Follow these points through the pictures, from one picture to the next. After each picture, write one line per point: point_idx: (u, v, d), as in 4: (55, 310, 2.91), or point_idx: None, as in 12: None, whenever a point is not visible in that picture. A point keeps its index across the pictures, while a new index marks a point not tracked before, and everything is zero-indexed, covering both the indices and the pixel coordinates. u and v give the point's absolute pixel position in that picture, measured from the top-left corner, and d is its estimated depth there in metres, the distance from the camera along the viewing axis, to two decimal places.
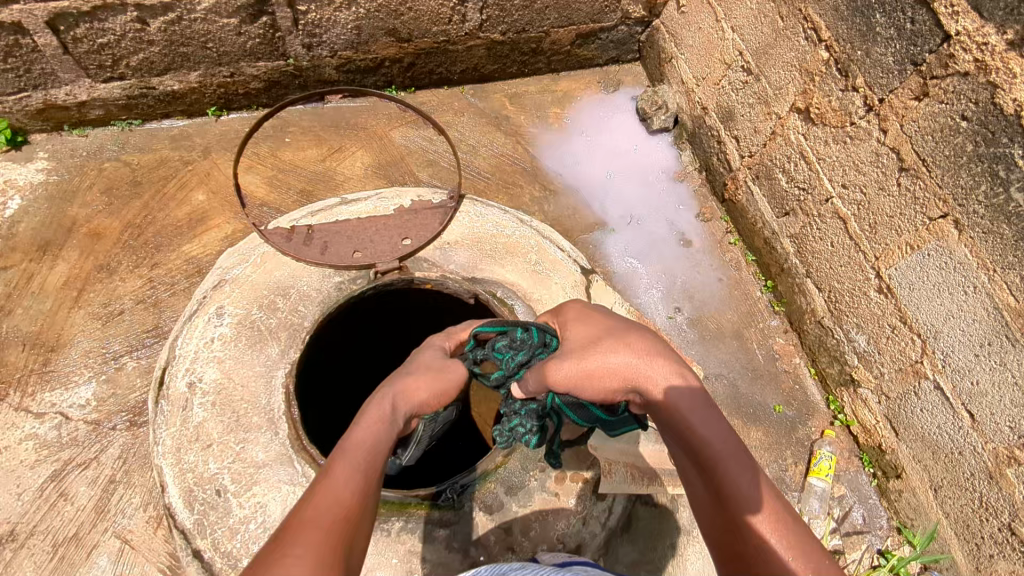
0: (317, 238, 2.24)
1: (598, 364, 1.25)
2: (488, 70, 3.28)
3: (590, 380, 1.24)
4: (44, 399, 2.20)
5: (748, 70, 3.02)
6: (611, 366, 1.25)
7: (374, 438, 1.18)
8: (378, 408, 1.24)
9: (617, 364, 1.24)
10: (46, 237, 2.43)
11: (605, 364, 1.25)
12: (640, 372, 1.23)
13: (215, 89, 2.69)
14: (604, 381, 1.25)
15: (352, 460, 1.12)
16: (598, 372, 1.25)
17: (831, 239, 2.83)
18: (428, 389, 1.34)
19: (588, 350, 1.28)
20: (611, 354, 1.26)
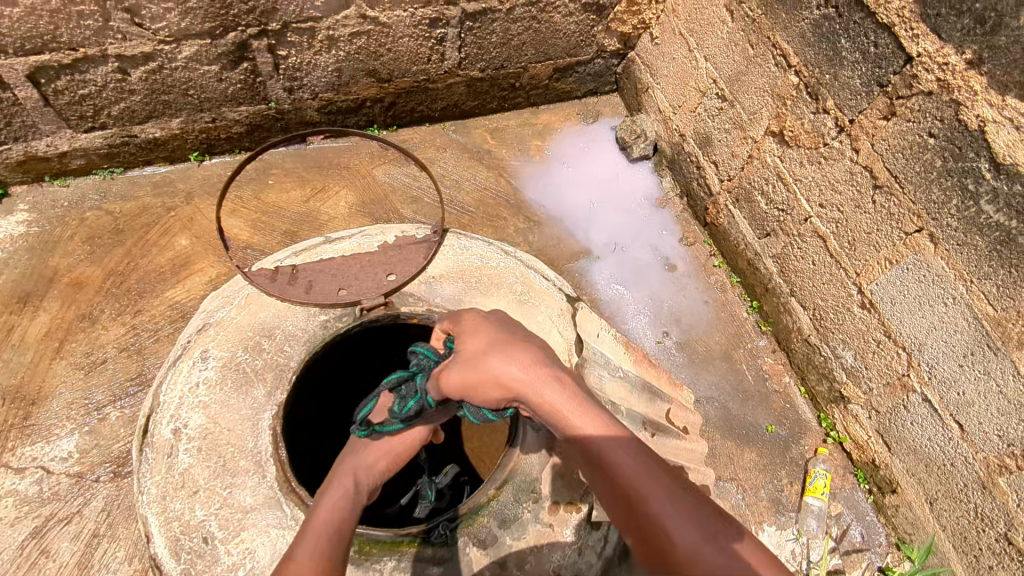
0: (303, 278, 2.23)
1: (487, 379, 1.23)
2: (468, 107, 3.34)
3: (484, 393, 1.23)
4: (25, 453, 2.15)
5: (722, 97, 3.09)
6: (505, 381, 1.23)
7: (335, 510, 1.40)
8: (342, 483, 1.47)
9: (510, 377, 1.23)
10: (26, 289, 2.40)
11: (503, 380, 1.23)
12: (535, 391, 1.23)
13: (197, 135, 2.71)
14: (494, 394, 1.24)
15: (316, 531, 1.34)
16: (492, 386, 1.23)
17: (812, 257, 2.87)
18: (388, 456, 1.54)
19: (477, 363, 1.25)
20: (505, 367, 1.24)
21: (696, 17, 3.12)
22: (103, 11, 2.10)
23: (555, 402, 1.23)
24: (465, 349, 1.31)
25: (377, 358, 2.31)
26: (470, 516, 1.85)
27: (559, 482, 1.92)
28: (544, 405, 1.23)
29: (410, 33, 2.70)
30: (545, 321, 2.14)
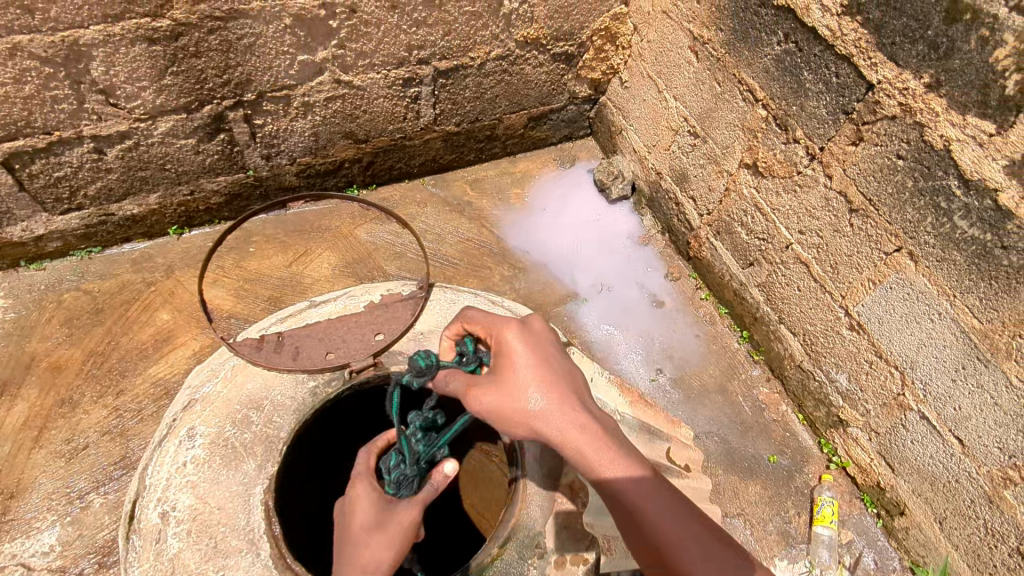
0: (289, 344, 2.19)
1: (515, 414, 1.44)
2: (446, 160, 3.37)
3: (509, 424, 1.45)
4: (3, 552, 2.04)
5: (695, 134, 3.16)
6: (525, 413, 1.44)
7: None
8: None
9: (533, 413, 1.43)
10: (3, 377, 2.34)
11: (521, 412, 1.44)
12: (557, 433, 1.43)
13: (176, 209, 2.71)
14: (519, 430, 1.46)
15: None
16: (517, 421, 1.45)
17: (797, 284, 2.88)
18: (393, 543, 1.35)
19: (507, 392, 1.46)
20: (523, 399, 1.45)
21: (662, 59, 3.21)
22: (76, 94, 2.12)
23: (580, 450, 1.40)
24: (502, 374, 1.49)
25: (372, 420, 2.28)
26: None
27: (565, 534, 1.86)
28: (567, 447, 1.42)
29: (384, 94, 2.74)
30: None
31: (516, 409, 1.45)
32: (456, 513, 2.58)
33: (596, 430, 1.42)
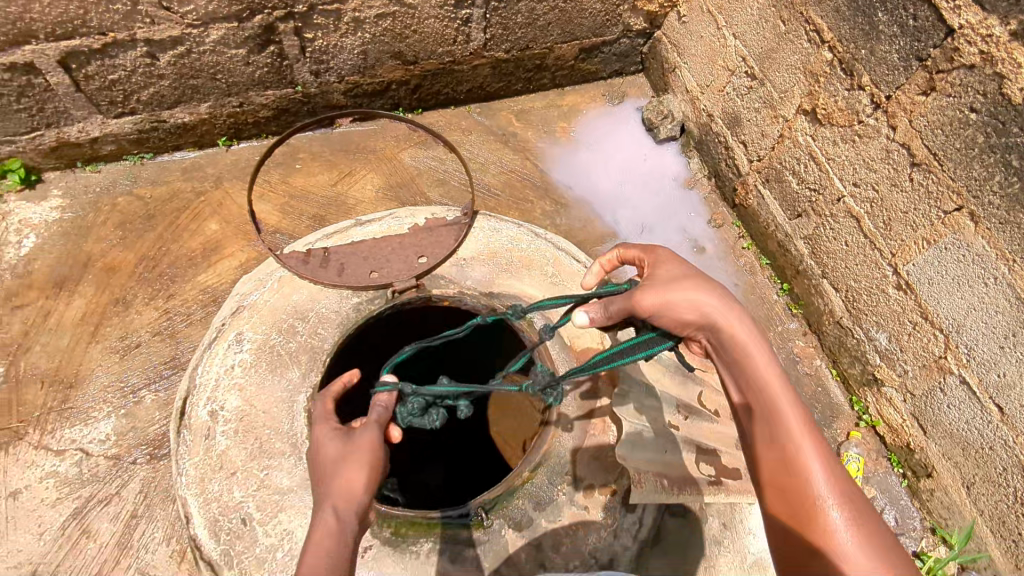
0: (334, 260, 2.22)
1: (683, 306, 1.43)
2: (493, 88, 3.30)
3: (675, 310, 1.44)
4: (64, 435, 2.18)
5: (752, 75, 3.02)
6: (694, 309, 1.43)
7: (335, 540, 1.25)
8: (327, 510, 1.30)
9: (703, 306, 1.43)
10: (62, 273, 2.43)
11: (684, 315, 1.44)
12: (721, 318, 1.42)
13: (225, 120, 2.72)
14: (686, 314, 1.43)
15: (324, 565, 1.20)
16: (684, 306, 1.43)
17: (845, 238, 2.79)
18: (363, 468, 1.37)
19: (675, 285, 1.46)
20: (677, 295, 1.44)
21: None
22: None
23: (741, 340, 1.41)
24: (663, 274, 1.52)
25: (410, 341, 2.32)
26: (505, 498, 1.86)
27: (594, 465, 1.94)
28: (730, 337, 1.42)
29: (435, 14, 2.67)
30: None
31: (676, 309, 1.44)
32: (483, 439, 2.65)
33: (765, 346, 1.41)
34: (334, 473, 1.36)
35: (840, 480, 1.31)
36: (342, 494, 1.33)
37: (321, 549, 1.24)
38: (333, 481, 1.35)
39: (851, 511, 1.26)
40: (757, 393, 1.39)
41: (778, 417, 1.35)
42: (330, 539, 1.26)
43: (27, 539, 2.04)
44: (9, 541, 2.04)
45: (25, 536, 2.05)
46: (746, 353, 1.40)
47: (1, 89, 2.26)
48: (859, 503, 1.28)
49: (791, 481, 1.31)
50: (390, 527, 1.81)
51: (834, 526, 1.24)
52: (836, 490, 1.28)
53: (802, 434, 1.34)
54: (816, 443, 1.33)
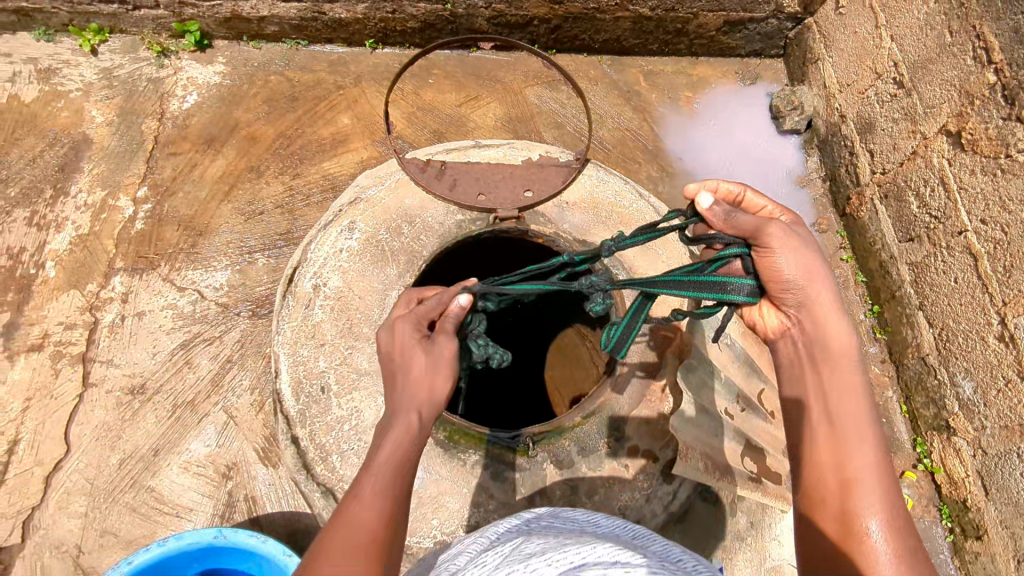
0: (449, 175, 2.30)
1: (806, 274, 1.39)
2: (629, 44, 3.30)
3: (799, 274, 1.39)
4: (187, 276, 2.47)
5: (900, 83, 2.87)
6: (806, 280, 1.38)
7: (398, 457, 1.27)
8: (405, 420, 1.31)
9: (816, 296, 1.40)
10: (212, 133, 2.71)
11: (790, 278, 1.39)
12: (828, 314, 1.40)
13: (376, 23, 2.85)
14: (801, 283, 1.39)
15: (379, 481, 1.23)
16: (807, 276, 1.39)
17: (955, 274, 2.67)
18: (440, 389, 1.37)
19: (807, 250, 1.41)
20: (787, 254, 1.37)
21: None
22: None
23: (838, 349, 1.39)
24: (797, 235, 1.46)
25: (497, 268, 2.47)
26: (553, 436, 1.92)
27: (644, 429, 1.96)
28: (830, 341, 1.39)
29: None
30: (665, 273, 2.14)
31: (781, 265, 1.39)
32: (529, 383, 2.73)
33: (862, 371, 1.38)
34: (418, 380, 1.36)
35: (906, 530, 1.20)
36: (420, 401, 1.34)
37: (388, 460, 1.26)
38: (417, 389, 1.35)
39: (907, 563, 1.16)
40: (837, 412, 1.33)
41: (852, 443, 1.29)
42: (398, 448, 1.28)
43: (143, 355, 2.35)
44: (128, 352, 2.35)
45: (142, 352, 2.35)
46: (842, 368, 1.37)
47: None
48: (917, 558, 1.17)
49: (850, 510, 1.22)
50: (445, 431, 1.90)
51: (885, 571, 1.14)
52: (893, 534, 1.18)
53: (876, 478, 1.25)
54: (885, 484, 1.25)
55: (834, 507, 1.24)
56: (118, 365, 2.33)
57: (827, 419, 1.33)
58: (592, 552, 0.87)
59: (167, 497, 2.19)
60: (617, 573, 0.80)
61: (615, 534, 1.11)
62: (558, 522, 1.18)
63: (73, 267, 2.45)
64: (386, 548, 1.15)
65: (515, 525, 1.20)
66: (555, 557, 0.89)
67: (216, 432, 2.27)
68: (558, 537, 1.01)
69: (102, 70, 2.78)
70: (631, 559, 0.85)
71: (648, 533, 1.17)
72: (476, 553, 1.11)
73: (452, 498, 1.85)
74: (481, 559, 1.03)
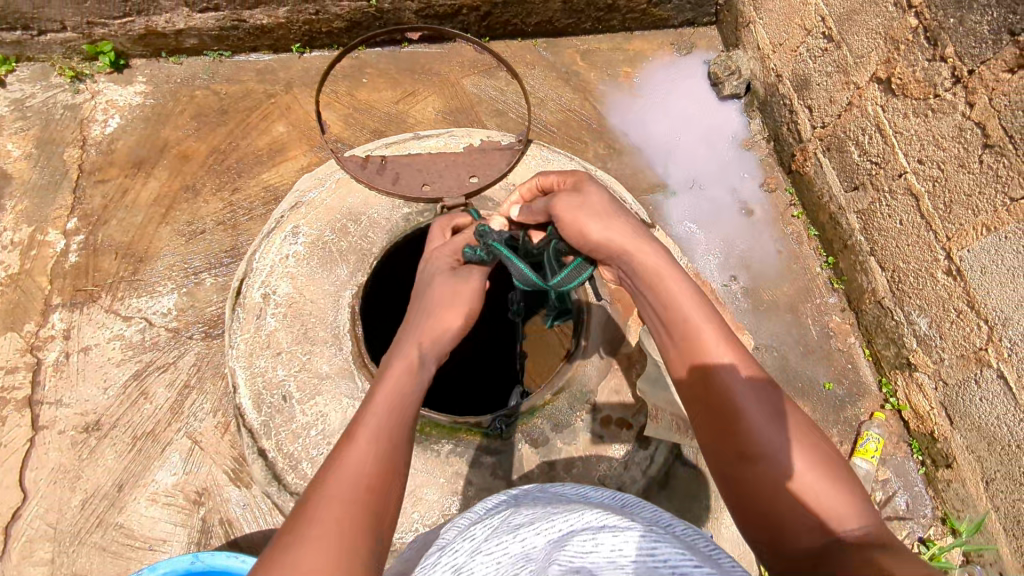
0: (390, 169, 2.26)
1: (591, 233, 1.34)
2: (562, 24, 3.30)
3: (584, 238, 1.37)
4: (131, 304, 2.39)
5: (829, 37, 2.91)
6: (600, 245, 1.35)
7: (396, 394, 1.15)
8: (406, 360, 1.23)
9: (608, 237, 1.33)
10: (141, 156, 2.63)
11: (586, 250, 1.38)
12: (630, 246, 1.31)
13: (301, 26, 2.83)
14: (596, 242, 1.34)
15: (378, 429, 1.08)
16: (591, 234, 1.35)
17: (900, 217, 2.72)
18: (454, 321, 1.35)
19: (581, 215, 1.37)
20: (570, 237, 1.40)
21: None
22: None
23: (655, 270, 1.28)
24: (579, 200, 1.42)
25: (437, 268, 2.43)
26: (525, 416, 1.90)
27: (614, 398, 1.95)
28: (642, 268, 1.29)
29: None
30: None
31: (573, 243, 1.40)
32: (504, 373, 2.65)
33: (680, 279, 1.26)
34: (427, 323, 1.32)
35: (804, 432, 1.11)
36: (426, 336, 1.30)
37: (385, 413, 1.12)
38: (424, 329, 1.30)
39: (829, 472, 1.06)
40: (690, 345, 1.20)
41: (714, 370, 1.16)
42: (398, 401, 1.14)
43: (94, 391, 2.27)
44: (77, 389, 2.27)
45: (93, 388, 2.27)
46: (665, 290, 1.25)
47: None
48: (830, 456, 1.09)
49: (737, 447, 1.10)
50: (416, 425, 1.87)
51: (820, 499, 1.02)
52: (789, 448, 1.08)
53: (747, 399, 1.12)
54: (768, 396, 1.13)
55: (726, 449, 1.12)
56: (68, 405, 2.25)
57: (677, 351, 1.22)
58: (580, 519, 0.85)
59: (137, 532, 2.11)
60: (608, 535, 0.78)
61: (603, 503, 1.09)
62: (545, 496, 1.14)
63: (7, 309, 2.35)
64: (382, 508, 0.99)
65: (502, 500, 1.15)
66: (542, 525, 0.85)
67: (181, 459, 2.20)
68: (545, 507, 0.98)
69: (13, 102, 2.68)
70: (619, 523, 0.83)
71: (636, 500, 1.15)
72: (465, 526, 1.05)
73: (430, 489, 1.82)
74: (468, 533, 0.98)
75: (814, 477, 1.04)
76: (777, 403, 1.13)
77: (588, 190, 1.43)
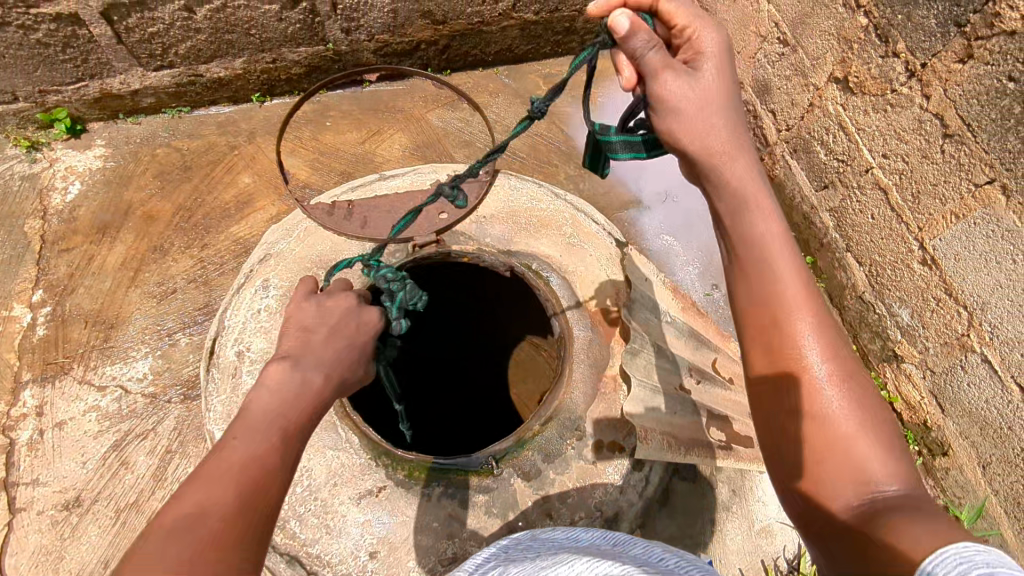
0: (357, 214, 2.22)
1: (699, 134, 1.26)
2: (522, 51, 3.33)
3: (691, 130, 1.26)
4: (105, 372, 2.33)
5: (785, 42, 2.95)
6: (705, 150, 1.26)
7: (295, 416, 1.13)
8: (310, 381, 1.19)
9: (716, 146, 1.25)
10: (105, 220, 2.59)
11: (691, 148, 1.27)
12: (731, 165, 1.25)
13: (259, 75, 2.87)
14: (701, 143, 1.26)
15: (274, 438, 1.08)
16: (699, 136, 1.26)
17: (871, 211, 2.74)
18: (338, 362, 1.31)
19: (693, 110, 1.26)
20: (680, 128, 1.27)
21: None
22: None
23: (738, 198, 1.23)
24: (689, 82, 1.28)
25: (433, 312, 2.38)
26: (515, 449, 1.84)
27: (604, 420, 1.90)
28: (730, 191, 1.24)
29: None
30: (593, 265, 2.15)
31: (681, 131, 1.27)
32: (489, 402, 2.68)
33: (771, 219, 1.21)
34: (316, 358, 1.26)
35: (863, 396, 1.09)
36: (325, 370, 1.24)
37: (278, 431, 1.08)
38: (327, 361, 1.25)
39: (876, 436, 1.04)
40: (763, 287, 1.16)
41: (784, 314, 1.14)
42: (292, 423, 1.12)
43: (73, 466, 2.20)
44: (54, 467, 2.19)
45: (71, 464, 2.20)
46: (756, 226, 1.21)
47: (49, 39, 2.43)
48: (885, 424, 1.07)
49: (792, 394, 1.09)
50: (404, 470, 1.82)
51: (863, 459, 1.01)
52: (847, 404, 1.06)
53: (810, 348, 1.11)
54: (828, 354, 1.11)
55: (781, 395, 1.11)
56: (45, 484, 2.17)
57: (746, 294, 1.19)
58: None
59: None
60: None
61: (594, 545, 1.09)
62: (536, 545, 1.15)
63: None
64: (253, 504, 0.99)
65: (493, 553, 1.19)
66: None
67: None
68: (538, 562, 1.00)
69: None
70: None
71: (627, 537, 1.16)
72: None
73: (424, 535, 1.73)
74: None
75: (859, 439, 1.03)
76: (840, 361, 1.11)
77: (705, 77, 1.29)
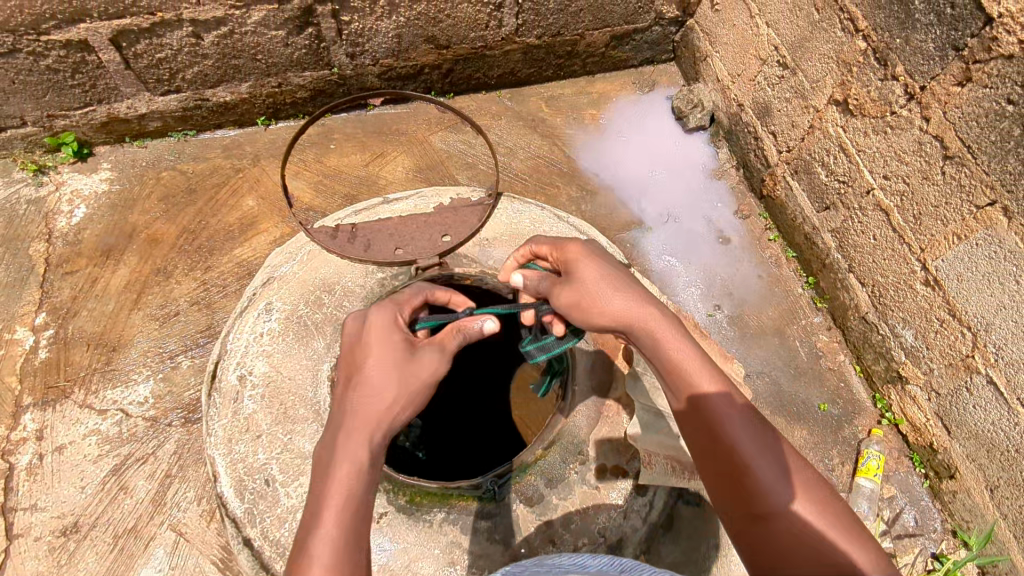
0: (362, 236, 2.28)
1: (606, 309, 1.40)
2: (524, 75, 3.37)
3: (599, 309, 1.40)
4: (106, 396, 2.32)
5: (785, 65, 2.98)
6: (618, 319, 1.39)
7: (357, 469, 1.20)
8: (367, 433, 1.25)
9: (625, 310, 1.39)
10: (110, 243, 2.60)
11: (609, 322, 1.40)
12: (644, 319, 1.38)
13: (264, 99, 2.90)
14: (612, 317, 1.39)
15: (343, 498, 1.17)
16: (607, 311, 1.40)
17: (873, 232, 2.74)
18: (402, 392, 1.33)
19: (593, 292, 1.42)
20: (597, 309, 1.41)
21: None
22: None
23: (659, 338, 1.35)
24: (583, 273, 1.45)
25: None
26: (518, 474, 1.82)
27: (607, 444, 1.88)
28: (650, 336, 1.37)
29: None
30: None
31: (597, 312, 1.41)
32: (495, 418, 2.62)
33: (687, 347, 1.34)
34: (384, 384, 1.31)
35: (820, 493, 1.16)
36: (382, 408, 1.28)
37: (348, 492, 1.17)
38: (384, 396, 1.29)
39: (840, 528, 1.11)
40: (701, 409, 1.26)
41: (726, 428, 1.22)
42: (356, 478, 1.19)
43: (71, 491, 2.18)
44: (53, 492, 2.17)
45: (70, 488, 2.18)
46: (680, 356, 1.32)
47: (58, 65, 2.45)
48: (843, 514, 1.14)
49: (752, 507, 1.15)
50: (406, 495, 1.80)
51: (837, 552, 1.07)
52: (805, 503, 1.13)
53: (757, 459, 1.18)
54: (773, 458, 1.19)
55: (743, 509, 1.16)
56: (43, 509, 2.15)
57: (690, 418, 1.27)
58: None
59: None
60: None
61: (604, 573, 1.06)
62: (541, 570, 1.13)
63: None
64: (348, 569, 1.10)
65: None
66: None
67: (165, 554, 2.10)
68: None
69: None
70: None
71: (635, 563, 1.13)
72: None
73: (426, 562, 1.71)
74: None
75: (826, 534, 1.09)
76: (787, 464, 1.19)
77: (587, 268, 1.46)
